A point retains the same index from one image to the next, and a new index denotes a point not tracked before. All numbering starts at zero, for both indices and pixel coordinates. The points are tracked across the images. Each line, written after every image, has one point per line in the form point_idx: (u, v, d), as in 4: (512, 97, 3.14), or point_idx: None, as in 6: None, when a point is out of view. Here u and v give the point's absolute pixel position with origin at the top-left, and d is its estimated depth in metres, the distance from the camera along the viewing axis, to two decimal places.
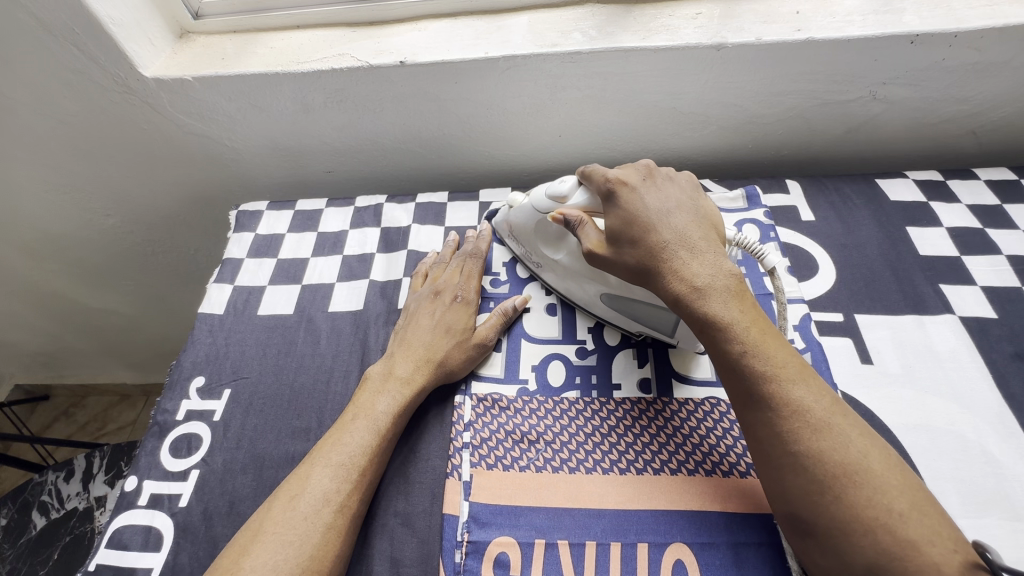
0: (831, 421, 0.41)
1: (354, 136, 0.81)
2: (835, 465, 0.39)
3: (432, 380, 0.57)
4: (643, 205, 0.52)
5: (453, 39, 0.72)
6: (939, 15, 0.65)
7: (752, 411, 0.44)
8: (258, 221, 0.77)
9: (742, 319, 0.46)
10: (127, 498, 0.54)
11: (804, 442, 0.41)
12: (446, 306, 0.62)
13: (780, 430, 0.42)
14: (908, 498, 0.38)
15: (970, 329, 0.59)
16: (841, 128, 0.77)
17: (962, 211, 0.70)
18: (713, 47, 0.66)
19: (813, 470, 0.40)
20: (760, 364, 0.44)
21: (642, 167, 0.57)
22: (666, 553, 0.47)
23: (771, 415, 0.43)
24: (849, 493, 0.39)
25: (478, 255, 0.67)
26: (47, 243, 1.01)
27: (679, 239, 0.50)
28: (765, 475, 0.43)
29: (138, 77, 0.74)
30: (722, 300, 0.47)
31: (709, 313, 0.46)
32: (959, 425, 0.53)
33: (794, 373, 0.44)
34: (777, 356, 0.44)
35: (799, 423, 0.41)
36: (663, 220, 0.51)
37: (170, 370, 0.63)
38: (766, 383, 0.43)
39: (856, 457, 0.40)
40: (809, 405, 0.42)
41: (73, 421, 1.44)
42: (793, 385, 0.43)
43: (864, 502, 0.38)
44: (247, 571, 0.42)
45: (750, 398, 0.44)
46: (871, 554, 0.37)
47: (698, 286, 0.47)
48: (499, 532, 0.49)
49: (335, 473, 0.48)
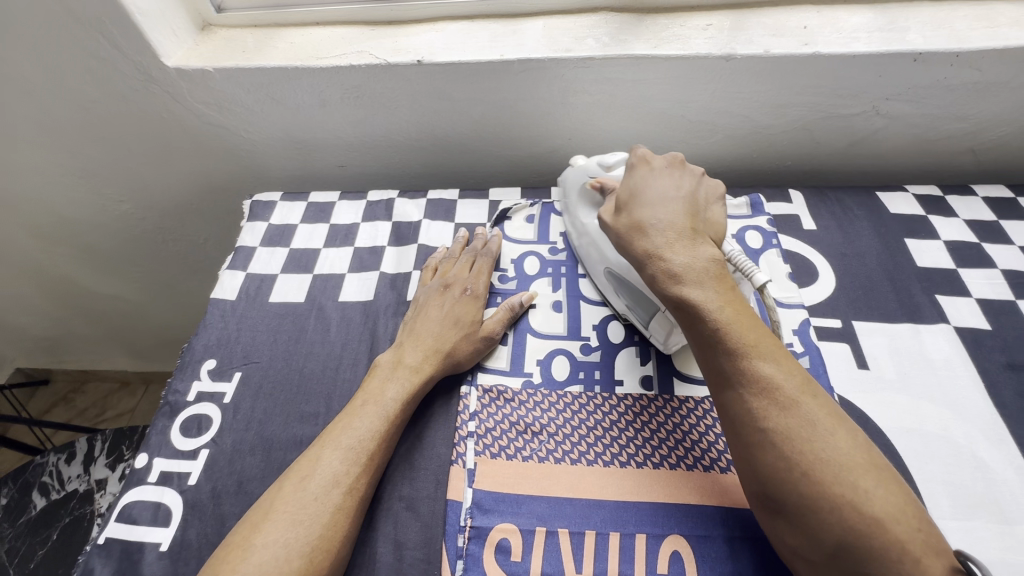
0: (800, 399, 0.43)
1: (368, 132, 0.83)
2: (802, 443, 0.41)
3: (441, 370, 0.58)
4: (642, 191, 0.55)
5: (470, 41, 0.74)
6: (942, 35, 0.67)
7: (724, 387, 0.46)
8: (271, 211, 0.78)
9: (719, 298, 0.47)
10: (138, 474, 0.55)
11: (773, 419, 0.42)
12: (456, 299, 0.63)
13: (749, 407, 0.43)
14: (875, 477, 0.40)
15: (964, 339, 0.61)
16: (845, 142, 0.79)
17: (959, 225, 0.72)
18: (722, 57, 0.68)
19: (781, 447, 0.41)
20: (732, 342, 0.45)
21: (666, 157, 0.58)
22: (663, 544, 0.48)
23: (740, 392, 0.44)
24: (817, 470, 0.40)
25: (489, 253, 0.68)
26: (58, 225, 1.03)
27: (666, 221, 0.52)
28: (737, 453, 0.45)
29: (162, 66, 0.76)
30: (697, 280, 0.48)
31: (686, 292, 0.48)
32: (950, 430, 0.54)
33: (766, 352, 0.45)
34: (749, 335, 0.46)
35: (768, 400, 0.43)
36: (652, 205, 0.53)
37: (182, 352, 0.64)
38: (737, 360, 0.45)
39: (823, 434, 0.41)
40: (779, 383, 0.43)
41: (72, 406, 1.45)
42: (763, 363, 0.44)
43: (830, 478, 0.39)
44: (260, 546, 0.44)
45: (721, 374, 0.46)
46: (838, 530, 0.38)
47: (677, 266, 0.49)
48: (501, 519, 0.50)
49: (345, 456, 0.50)
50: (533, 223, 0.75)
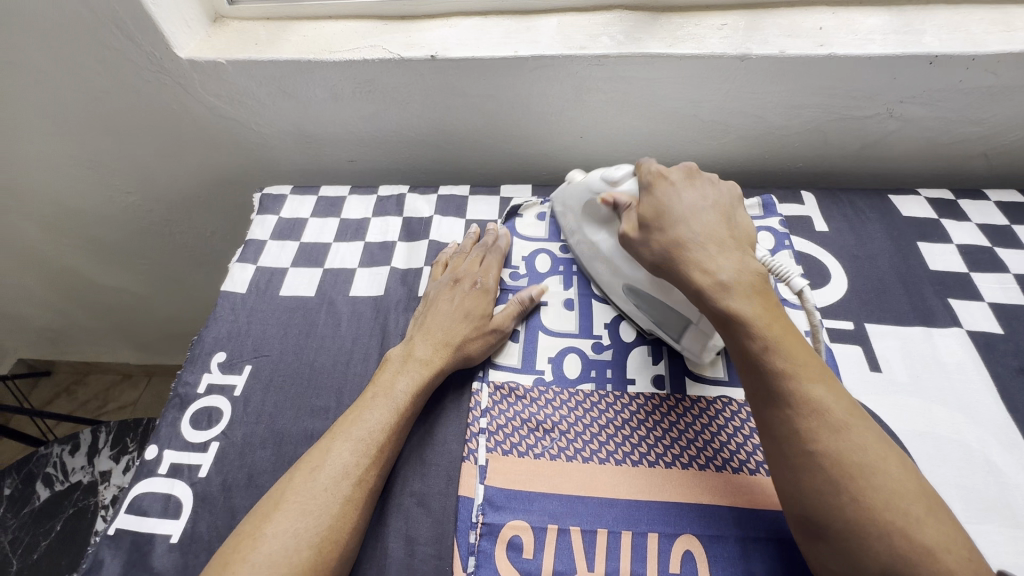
0: (850, 423, 0.43)
1: (379, 127, 0.83)
2: (853, 467, 0.41)
3: (450, 363, 0.58)
4: (675, 203, 0.54)
5: (483, 37, 0.74)
6: (958, 38, 0.67)
7: (770, 406, 0.45)
8: (281, 205, 0.78)
9: (765, 315, 0.47)
10: (148, 466, 0.55)
11: (822, 442, 0.42)
12: (466, 293, 0.63)
13: (798, 428, 0.43)
14: (925, 505, 0.40)
15: (977, 343, 0.61)
16: (857, 144, 0.79)
17: (971, 229, 0.72)
18: (737, 57, 0.68)
19: (831, 472, 0.41)
20: (781, 362, 0.45)
21: (682, 169, 0.58)
22: (676, 543, 0.48)
23: (789, 412, 0.44)
24: (866, 496, 0.40)
25: (498, 249, 0.68)
26: (65, 215, 1.03)
27: (706, 234, 0.51)
28: (778, 473, 0.44)
29: (174, 58, 0.75)
30: (744, 296, 0.48)
31: (734, 308, 0.47)
32: (963, 434, 0.54)
33: (815, 373, 0.45)
34: (798, 355, 0.45)
35: (819, 423, 0.43)
36: (690, 217, 0.53)
37: (192, 344, 0.64)
38: (787, 380, 0.44)
39: (874, 461, 0.41)
40: (830, 406, 0.43)
41: (75, 398, 1.45)
42: (813, 384, 0.44)
43: (880, 506, 0.40)
44: (270, 536, 0.44)
45: (769, 393, 0.45)
46: (886, 557, 0.38)
47: (723, 281, 0.48)
48: (513, 516, 0.50)
49: (354, 447, 0.50)
50: (544, 221, 0.75)
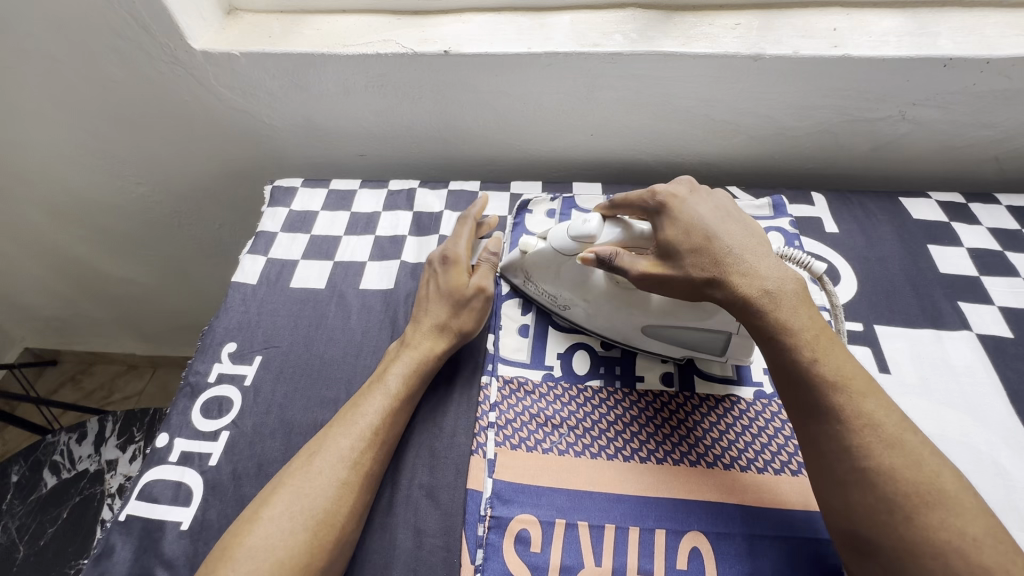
0: (903, 438, 0.43)
1: (391, 121, 0.83)
2: (909, 484, 0.41)
3: (439, 342, 0.58)
4: (700, 217, 0.54)
5: (497, 33, 0.74)
6: (973, 41, 0.67)
7: (819, 422, 0.45)
8: (292, 198, 0.79)
9: (811, 328, 0.47)
10: (159, 453, 0.55)
11: (875, 458, 0.42)
12: (441, 274, 0.63)
13: (851, 443, 0.43)
14: (982, 523, 0.40)
15: (987, 347, 0.61)
16: (868, 147, 0.79)
17: (982, 233, 0.71)
18: (751, 57, 0.68)
19: (884, 487, 0.41)
20: (831, 376, 0.45)
21: (684, 183, 0.59)
22: (683, 540, 0.48)
23: (841, 428, 0.44)
24: (922, 514, 0.40)
25: (467, 222, 0.69)
26: (75, 205, 1.03)
27: (741, 247, 0.51)
28: (826, 491, 0.44)
29: (187, 48, 0.76)
30: (791, 308, 0.48)
31: (783, 320, 0.48)
32: (971, 437, 0.54)
33: (863, 387, 0.45)
34: (845, 369, 0.46)
35: (870, 438, 0.43)
36: (722, 230, 0.53)
37: (203, 334, 0.65)
38: (838, 395, 0.44)
39: (927, 476, 0.41)
40: (880, 421, 0.43)
41: (80, 387, 1.45)
42: (863, 398, 0.44)
43: (935, 523, 0.40)
44: (267, 518, 0.46)
45: (817, 409, 0.45)
46: None
47: (768, 293, 0.48)
48: (521, 510, 0.50)
49: (349, 432, 0.51)
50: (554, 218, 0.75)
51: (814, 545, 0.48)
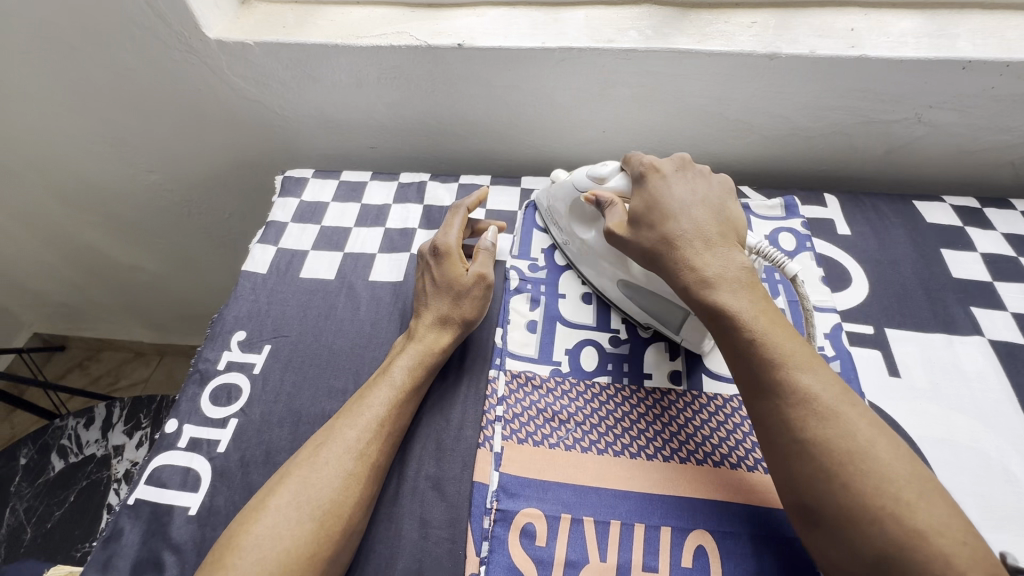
0: (840, 410, 0.42)
1: (402, 114, 0.83)
2: (841, 453, 0.41)
3: (442, 337, 0.58)
4: (668, 196, 0.55)
5: (510, 27, 0.74)
6: (993, 43, 0.66)
7: (760, 399, 0.45)
8: (303, 188, 0.79)
9: (752, 310, 0.48)
10: (168, 439, 0.56)
11: (811, 430, 0.42)
12: (434, 265, 0.62)
13: (787, 417, 0.43)
14: (918, 489, 0.39)
15: (999, 352, 0.60)
16: (882, 149, 0.78)
17: (996, 238, 0.71)
18: (767, 56, 0.67)
19: (820, 458, 0.41)
20: (769, 353, 0.46)
21: (676, 160, 0.59)
22: (689, 538, 0.48)
23: (779, 403, 0.44)
24: (857, 481, 0.40)
25: (457, 209, 0.67)
26: (87, 192, 1.04)
27: (696, 229, 0.52)
28: (775, 467, 0.44)
29: (202, 37, 0.76)
30: (732, 291, 0.49)
31: (721, 303, 0.48)
32: (981, 442, 0.54)
33: (802, 363, 0.45)
34: (784, 345, 0.46)
35: (805, 410, 0.43)
36: (685, 212, 0.53)
37: (212, 322, 0.65)
38: (775, 371, 0.45)
39: (862, 445, 0.41)
40: (817, 394, 0.43)
41: (87, 373, 1.46)
42: (801, 373, 0.44)
43: (869, 490, 0.39)
44: (274, 507, 0.46)
45: (758, 386, 0.46)
46: (879, 543, 0.38)
47: (708, 277, 0.49)
48: (527, 503, 0.50)
49: (355, 423, 0.51)
50: None
51: None
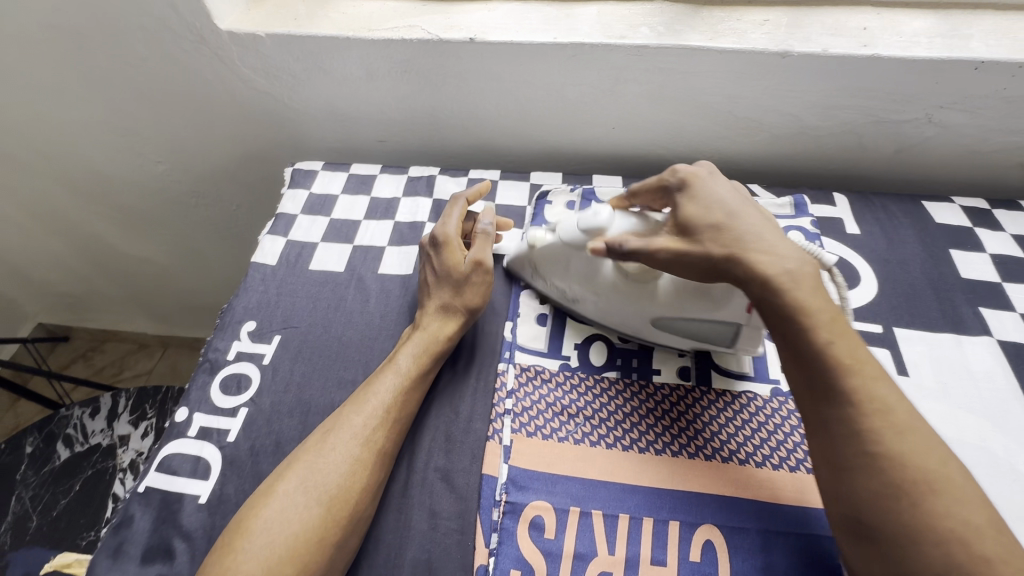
0: (915, 427, 0.42)
1: (412, 108, 0.83)
2: (915, 471, 0.40)
3: (446, 325, 0.58)
4: (720, 197, 0.53)
5: (522, 22, 0.74)
6: (1005, 44, 0.66)
7: (833, 405, 0.44)
8: (312, 180, 0.79)
9: (828, 313, 0.46)
10: (178, 428, 0.56)
11: (887, 443, 0.41)
12: (434, 256, 0.62)
13: (863, 428, 0.42)
14: (985, 515, 0.39)
15: (1007, 353, 0.60)
16: (891, 149, 0.78)
17: (1005, 239, 0.71)
18: (779, 54, 0.67)
19: (890, 473, 0.40)
20: (845, 359, 0.44)
21: (705, 165, 0.58)
22: (697, 533, 0.49)
23: (855, 412, 0.42)
24: (927, 501, 0.39)
25: (456, 199, 0.67)
26: (95, 182, 1.04)
27: (762, 230, 0.50)
28: (833, 476, 0.43)
29: (214, 28, 0.76)
30: (808, 291, 0.47)
31: (799, 303, 0.46)
32: (989, 442, 0.54)
33: (877, 373, 0.44)
34: (860, 355, 0.45)
35: (881, 423, 0.42)
36: (742, 212, 0.52)
37: (222, 312, 0.65)
38: (852, 379, 0.43)
39: (934, 465, 0.40)
40: (893, 407, 0.42)
41: (91, 364, 1.47)
42: (877, 384, 0.43)
43: (939, 512, 0.39)
44: (281, 492, 0.47)
45: (833, 392, 0.44)
46: (940, 566, 0.37)
47: (787, 275, 0.47)
48: (536, 496, 0.50)
49: (362, 410, 0.51)
50: None
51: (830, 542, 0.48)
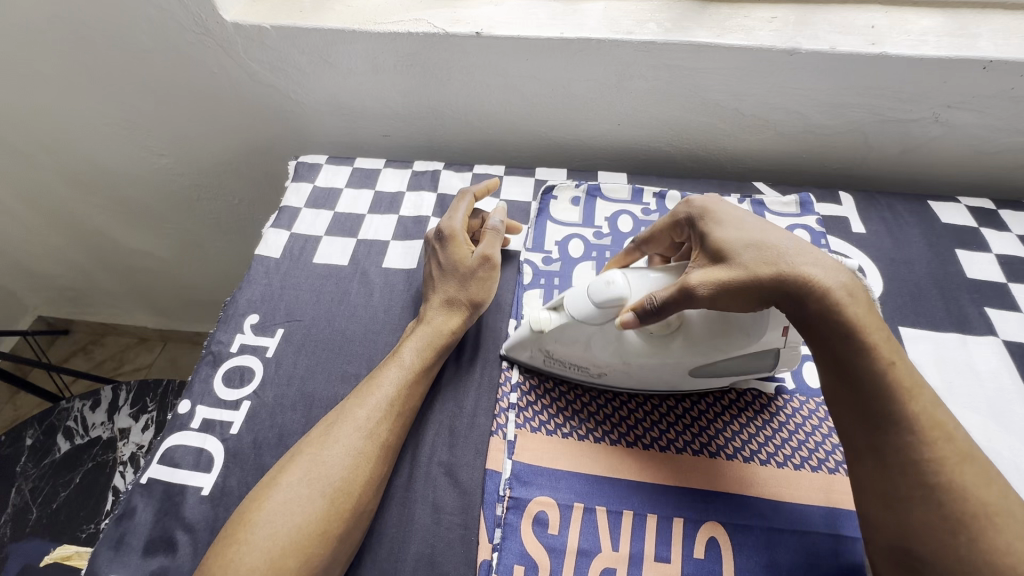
0: (973, 457, 0.41)
1: (417, 102, 0.82)
2: (976, 504, 0.39)
3: (454, 318, 0.58)
4: (746, 219, 0.50)
5: (529, 17, 0.73)
6: (1014, 44, 0.66)
7: (891, 434, 0.42)
8: (316, 174, 0.78)
9: (886, 336, 0.44)
10: (180, 420, 0.56)
11: (947, 475, 0.40)
12: (439, 250, 0.62)
13: (923, 458, 0.41)
14: None
15: (1012, 353, 0.60)
16: (897, 148, 0.78)
17: (1011, 240, 0.71)
18: (787, 51, 0.67)
19: (951, 506, 0.39)
20: (905, 385, 0.42)
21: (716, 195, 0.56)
22: (701, 530, 0.49)
23: (915, 441, 0.41)
24: (988, 536, 0.38)
25: (462, 194, 0.67)
26: (97, 174, 1.04)
27: (802, 247, 0.47)
28: (883, 504, 0.42)
29: (219, 20, 0.75)
30: (867, 311, 0.44)
31: (855, 323, 0.43)
32: (995, 442, 0.54)
33: (934, 400, 0.43)
34: (917, 380, 0.43)
35: (942, 454, 0.41)
36: (774, 231, 0.49)
37: (226, 305, 0.65)
38: (912, 407, 0.42)
39: (993, 499, 0.40)
40: (953, 436, 0.42)
41: (91, 357, 1.46)
42: (936, 412, 0.42)
43: (1001, 548, 0.38)
44: (284, 485, 0.46)
45: (892, 420, 0.42)
46: None
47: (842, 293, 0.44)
48: (540, 492, 0.50)
49: (366, 404, 0.51)
50: (578, 206, 0.74)
51: (834, 540, 0.48)
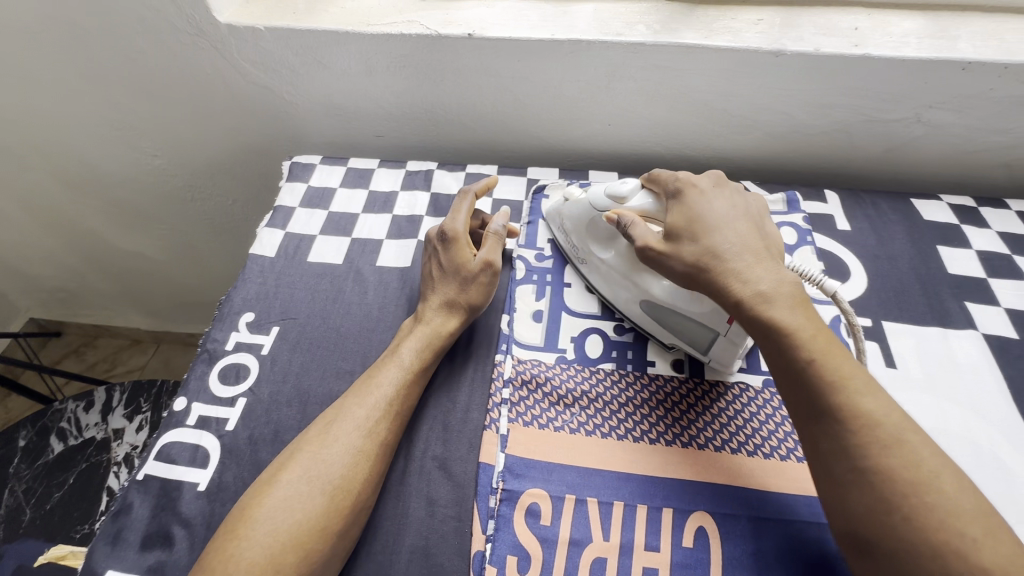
0: (904, 438, 0.42)
1: (410, 103, 0.83)
2: (906, 483, 0.40)
3: (454, 320, 0.59)
4: (709, 210, 0.54)
5: (520, 18, 0.74)
6: (993, 46, 0.68)
7: (818, 423, 0.44)
8: (311, 174, 0.79)
9: (808, 327, 0.47)
10: (176, 417, 0.56)
11: (873, 457, 0.41)
12: (440, 251, 0.63)
13: (849, 443, 0.42)
14: (983, 525, 0.39)
15: (991, 346, 0.62)
16: (882, 148, 0.80)
17: (991, 236, 0.72)
18: (773, 53, 0.68)
19: (883, 488, 0.40)
20: (827, 373, 0.44)
21: (712, 175, 0.59)
22: (690, 519, 0.50)
23: (839, 427, 0.43)
24: (921, 515, 0.39)
25: (466, 194, 0.67)
26: (89, 176, 1.04)
27: (742, 246, 0.51)
28: (827, 492, 0.43)
29: (213, 22, 0.76)
30: (786, 307, 0.48)
31: (775, 320, 0.47)
32: (974, 433, 0.55)
33: (862, 386, 0.44)
34: (843, 368, 0.45)
35: (868, 439, 0.42)
36: (725, 226, 0.53)
37: (221, 303, 0.65)
38: (835, 395, 0.44)
39: (926, 478, 0.40)
40: (880, 419, 0.42)
41: (83, 359, 1.46)
42: (862, 398, 0.43)
43: (934, 525, 0.39)
44: (283, 482, 0.47)
45: (816, 408, 0.44)
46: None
47: (763, 292, 0.48)
48: (532, 484, 0.51)
49: (364, 403, 0.52)
50: None
51: (819, 529, 0.49)
